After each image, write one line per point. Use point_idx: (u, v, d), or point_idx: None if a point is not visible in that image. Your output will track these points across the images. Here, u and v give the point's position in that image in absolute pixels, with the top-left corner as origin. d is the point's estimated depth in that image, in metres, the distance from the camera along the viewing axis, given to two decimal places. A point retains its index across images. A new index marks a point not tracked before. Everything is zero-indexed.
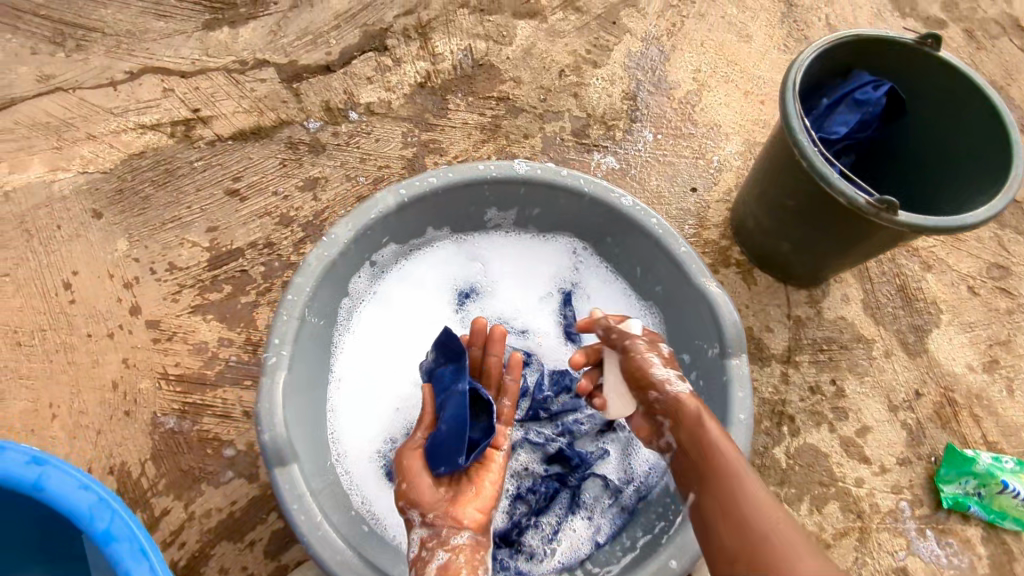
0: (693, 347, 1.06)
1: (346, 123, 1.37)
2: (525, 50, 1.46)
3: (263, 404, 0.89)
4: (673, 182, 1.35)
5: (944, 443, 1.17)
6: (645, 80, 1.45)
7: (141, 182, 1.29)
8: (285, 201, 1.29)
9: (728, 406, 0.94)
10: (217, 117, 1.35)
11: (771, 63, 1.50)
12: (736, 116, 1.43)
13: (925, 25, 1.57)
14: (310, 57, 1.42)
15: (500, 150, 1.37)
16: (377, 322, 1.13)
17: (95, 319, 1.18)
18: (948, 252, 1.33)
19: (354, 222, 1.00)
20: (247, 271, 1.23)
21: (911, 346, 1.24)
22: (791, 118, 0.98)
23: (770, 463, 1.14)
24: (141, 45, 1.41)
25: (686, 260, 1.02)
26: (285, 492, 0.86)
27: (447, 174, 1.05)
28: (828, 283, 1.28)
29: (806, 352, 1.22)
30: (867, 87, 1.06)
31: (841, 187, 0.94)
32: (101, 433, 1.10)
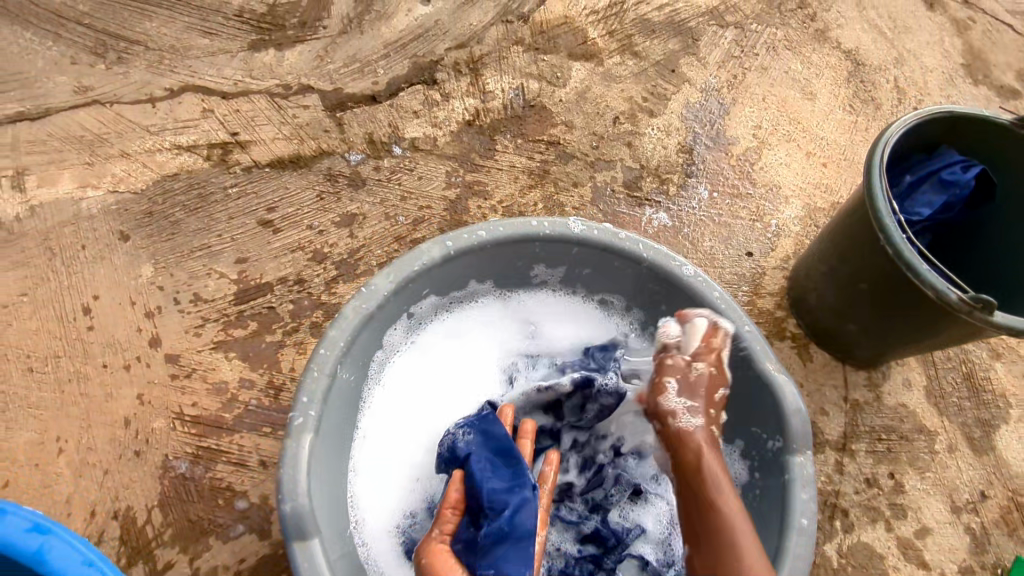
0: (749, 434, 0.97)
1: (388, 158, 1.31)
2: (580, 93, 1.40)
3: (286, 469, 0.83)
4: (727, 245, 1.28)
5: (1011, 553, 1.08)
6: (702, 133, 1.39)
7: (172, 206, 1.24)
8: (320, 235, 1.23)
9: (789, 509, 0.86)
10: (256, 143, 1.30)
11: (835, 124, 1.43)
12: (796, 178, 1.36)
13: (998, 94, 1.50)
14: (356, 85, 1.36)
15: (547, 197, 1.31)
16: (408, 375, 1.05)
17: (113, 348, 1.12)
18: (1018, 340, 1.24)
19: (395, 274, 0.94)
20: (275, 308, 1.17)
21: (977, 441, 1.15)
22: (877, 200, 0.92)
23: (820, 562, 1.05)
24: (184, 62, 1.37)
25: (750, 340, 0.94)
26: (303, 570, 0.79)
27: (498, 229, 0.98)
28: (888, 366, 1.20)
29: (863, 441, 1.14)
30: (956, 167, 0.99)
31: (931, 279, 0.87)
32: (108, 474, 1.03)
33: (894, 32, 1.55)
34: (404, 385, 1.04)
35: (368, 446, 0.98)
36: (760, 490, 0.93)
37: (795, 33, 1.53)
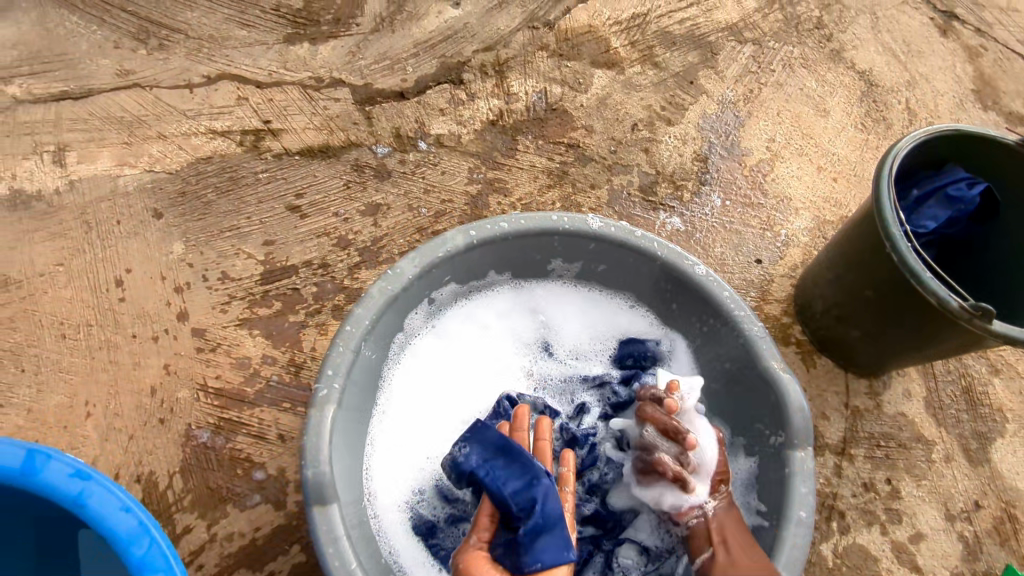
0: (751, 431, 1.01)
1: (414, 152, 1.36)
2: (600, 99, 1.45)
3: (310, 437, 0.86)
4: (737, 252, 1.32)
5: (1003, 562, 1.10)
6: (718, 143, 1.43)
7: (204, 187, 1.29)
8: (344, 223, 1.28)
9: (788, 501, 0.89)
10: (287, 132, 1.35)
11: (847, 141, 1.47)
12: (807, 191, 1.40)
13: (1007, 120, 1.55)
14: (386, 82, 1.41)
15: (565, 198, 1.35)
16: (426, 358, 1.10)
17: (143, 320, 1.16)
18: (1018, 357, 1.27)
19: (420, 258, 0.99)
20: (299, 290, 1.21)
21: (973, 453, 1.18)
22: (885, 208, 0.96)
23: (816, 560, 1.08)
24: (222, 51, 1.42)
25: (757, 338, 0.98)
26: (321, 533, 0.83)
27: (520, 221, 1.03)
28: (889, 376, 1.23)
29: (862, 446, 1.17)
30: (961, 184, 1.04)
31: (933, 286, 0.91)
32: (133, 439, 1.08)
33: (908, 55, 1.60)
34: (423, 367, 1.09)
35: (385, 422, 1.03)
36: (760, 482, 0.97)
37: (811, 51, 1.57)
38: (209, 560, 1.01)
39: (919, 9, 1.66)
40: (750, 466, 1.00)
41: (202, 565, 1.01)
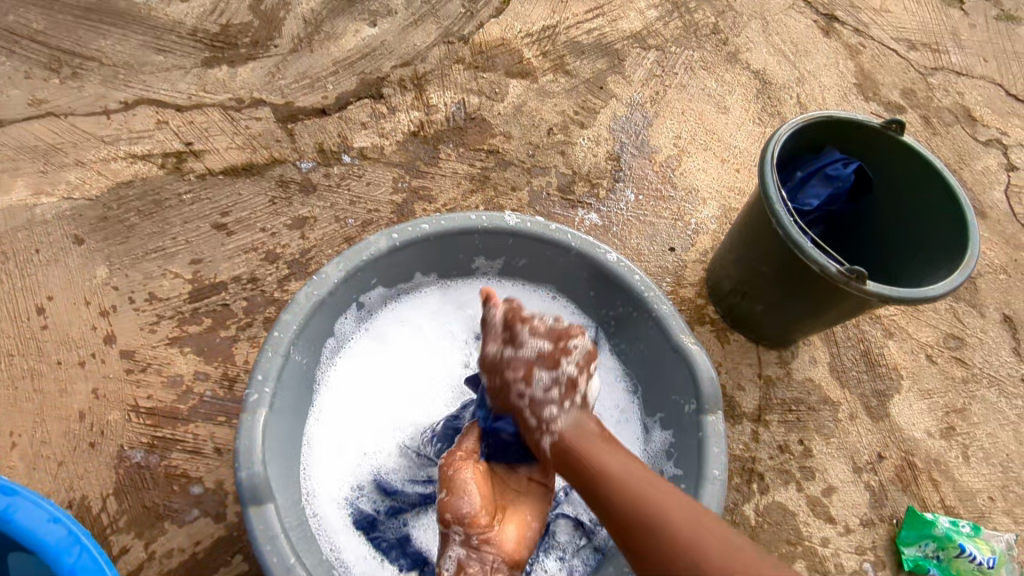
0: (669, 403, 1.08)
1: (338, 165, 1.40)
2: (516, 107, 1.53)
3: (243, 441, 0.88)
4: (652, 241, 1.41)
5: (905, 506, 1.21)
6: (629, 143, 1.53)
7: (127, 211, 1.29)
8: (272, 237, 1.30)
9: (703, 462, 0.96)
10: (209, 152, 1.37)
11: (747, 134, 1.59)
12: (714, 183, 1.51)
13: (886, 109, 1.70)
14: (307, 100, 1.45)
15: (488, 200, 1.42)
16: (361, 360, 1.13)
17: (68, 346, 1.15)
18: (908, 321, 1.40)
19: (345, 263, 1.02)
20: (228, 305, 1.22)
21: (874, 410, 1.29)
22: (769, 188, 1.06)
23: (740, 520, 1.16)
24: (138, 77, 1.43)
25: (667, 316, 1.06)
26: (259, 531, 0.85)
27: (439, 222, 1.08)
28: (796, 346, 1.34)
29: (776, 412, 1.26)
30: (837, 164, 1.16)
31: (814, 255, 1.02)
32: (63, 464, 1.06)
33: (796, 55, 1.74)
34: (357, 368, 1.12)
35: (322, 423, 1.06)
36: (678, 450, 1.04)
37: (709, 55, 1.70)
38: None
39: (804, 13, 1.81)
40: (669, 436, 1.07)
41: None
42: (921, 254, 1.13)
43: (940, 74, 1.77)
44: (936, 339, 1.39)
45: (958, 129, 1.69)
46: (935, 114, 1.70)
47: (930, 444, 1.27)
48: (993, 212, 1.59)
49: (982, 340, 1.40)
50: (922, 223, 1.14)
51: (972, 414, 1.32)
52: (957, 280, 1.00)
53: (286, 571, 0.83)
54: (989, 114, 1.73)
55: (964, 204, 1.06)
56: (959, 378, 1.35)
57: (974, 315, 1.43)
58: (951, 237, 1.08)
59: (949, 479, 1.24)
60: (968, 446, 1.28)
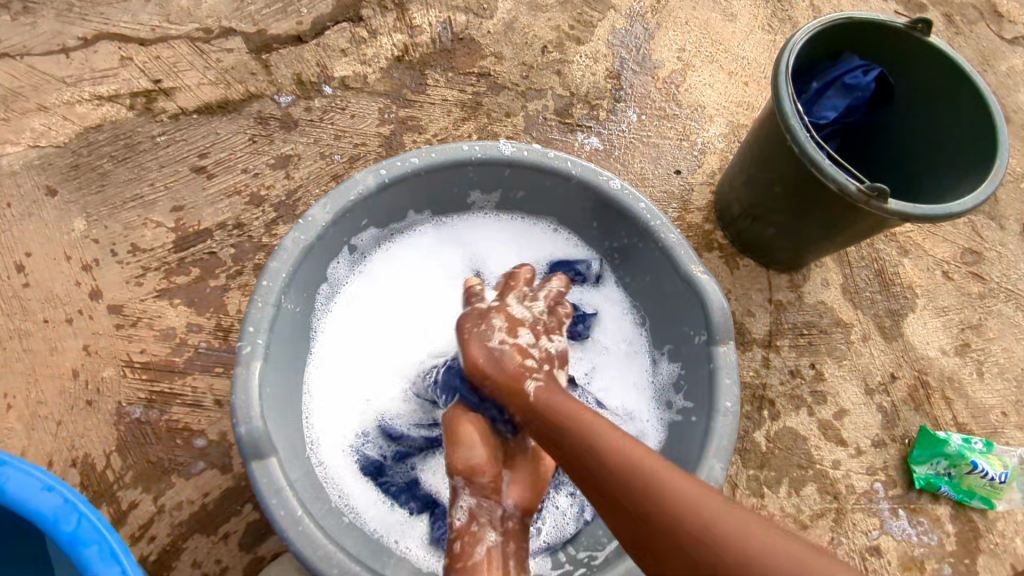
0: (678, 335, 1.04)
1: (319, 98, 1.31)
2: (507, 24, 1.41)
3: (239, 396, 0.85)
4: (657, 164, 1.34)
5: (917, 425, 1.19)
6: (629, 58, 1.42)
7: (98, 158, 1.21)
8: (255, 178, 1.23)
9: (715, 394, 0.93)
10: (180, 89, 1.28)
11: (756, 43, 1.48)
12: (720, 98, 1.41)
13: (906, 8, 1.57)
14: (280, 26, 1.34)
15: (482, 128, 1.33)
16: (357, 304, 1.09)
17: (53, 304, 1.11)
18: (924, 237, 1.34)
19: (332, 204, 0.96)
20: (216, 253, 1.17)
21: (888, 330, 1.26)
22: (783, 102, 0.98)
23: (750, 447, 1.15)
24: (95, 9, 1.32)
25: (675, 245, 1.00)
26: (263, 486, 0.83)
27: (430, 155, 1.01)
28: (808, 268, 1.29)
29: (787, 336, 1.23)
30: (857, 72, 1.07)
31: (832, 173, 0.95)
32: (62, 424, 1.05)
33: None
34: (354, 312, 1.08)
35: (322, 372, 1.03)
36: (687, 382, 1.01)
37: None
38: (161, 530, 1.01)
39: None
40: (678, 368, 1.04)
41: (155, 536, 1.00)
42: (945, 166, 1.07)
43: None
44: (953, 255, 1.33)
45: (983, 27, 1.57)
46: (959, 12, 1.58)
47: (944, 362, 1.25)
48: (1016, 116, 1.51)
49: (1001, 254, 1.35)
50: (946, 132, 1.07)
51: (988, 329, 1.28)
52: (986, 192, 0.93)
53: (294, 524, 0.81)
54: (1017, 9, 1.60)
55: (995, 109, 0.98)
56: (976, 294, 1.31)
57: (993, 227, 1.37)
58: (979, 147, 1.01)
59: (962, 397, 1.23)
60: (983, 362, 1.26)
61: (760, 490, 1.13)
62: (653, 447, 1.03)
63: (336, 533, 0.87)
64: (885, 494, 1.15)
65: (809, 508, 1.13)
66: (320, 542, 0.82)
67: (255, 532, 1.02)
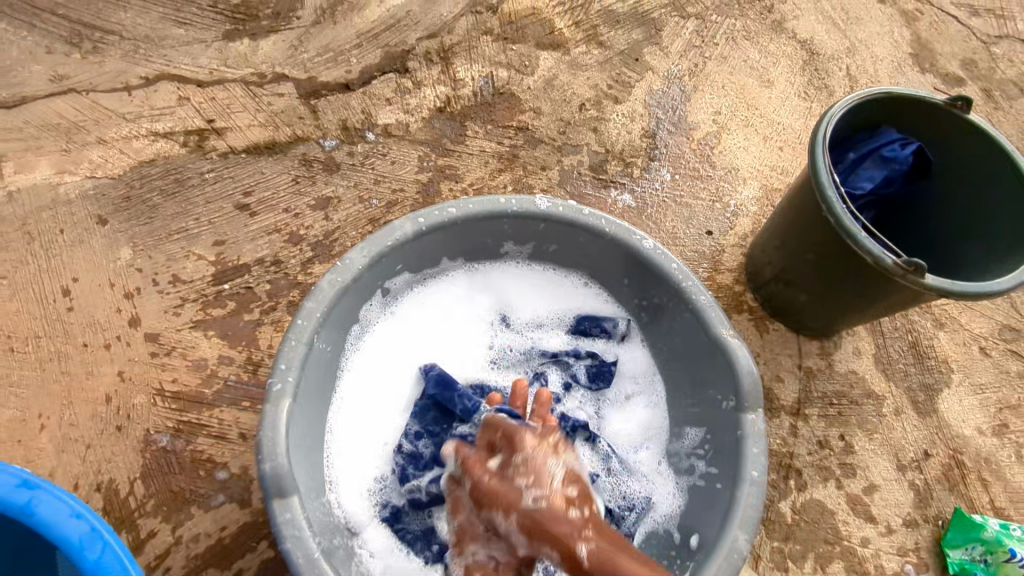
0: (705, 398, 1.03)
1: (362, 143, 1.35)
2: (547, 81, 1.46)
3: (266, 432, 0.86)
4: (688, 224, 1.35)
5: (952, 506, 1.15)
6: (665, 119, 1.45)
7: (149, 191, 1.27)
8: (295, 218, 1.27)
9: (740, 462, 0.92)
10: (231, 129, 1.33)
11: (791, 109, 1.50)
12: (755, 161, 1.43)
13: (944, 81, 1.59)
14: (330, 74, 1.40)
15: (517, 180, 1.36)
16: (385, 346, 1.10)
17: (94, 328, 1.14)
18: (961, 311, 1.32)
19: (369, 248, 0.99)
20: (252, 288, 1.20)
21: (921, 405, 1.23)
22: (820, 171, 0.98)
23: (775, 517, 1.11)
24: (159, 51, 1.40)
25: (705, 307, 1.00)
26: (282, 525, 0.83)
27: (467, 206, 1.03)
28: (839, 336, 1.27)
29: (816, 405, 1.21)
30: (894, 145, 1.08)
31: (868, 245, 0.94)
32: (90, 448, 1.06)
33: (847, 23, 1.63)
34: (382, 353, 1.09)
35: (345, 411, 1.03)
36: (712, 447, 0.99)
37: (752, 23, 1.60)
38: (176, 563, 1.01)
39: None
40: (702, 433, 1.03)
41: (170, 567, 1.00)
42: (979, 244, 1.06)
43: (1005, 43, 1.65)
44: (991, 331, 1.31)
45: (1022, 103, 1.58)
46: (998, 87, 1.59)
47: (980, 442, 1.21)
48: None
49: None
50: (984, 210, 1.06)
51: None
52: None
53: (310, 566, 0.81)
54: None
55: None
56: (1015, 372, 1.28)
57: None
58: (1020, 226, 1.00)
59: (999, 479, 1.18)
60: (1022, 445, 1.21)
61: (783, 564, 1.09)
62: (670, 511, 1.01)
63: None
64: None
65: None
66: None
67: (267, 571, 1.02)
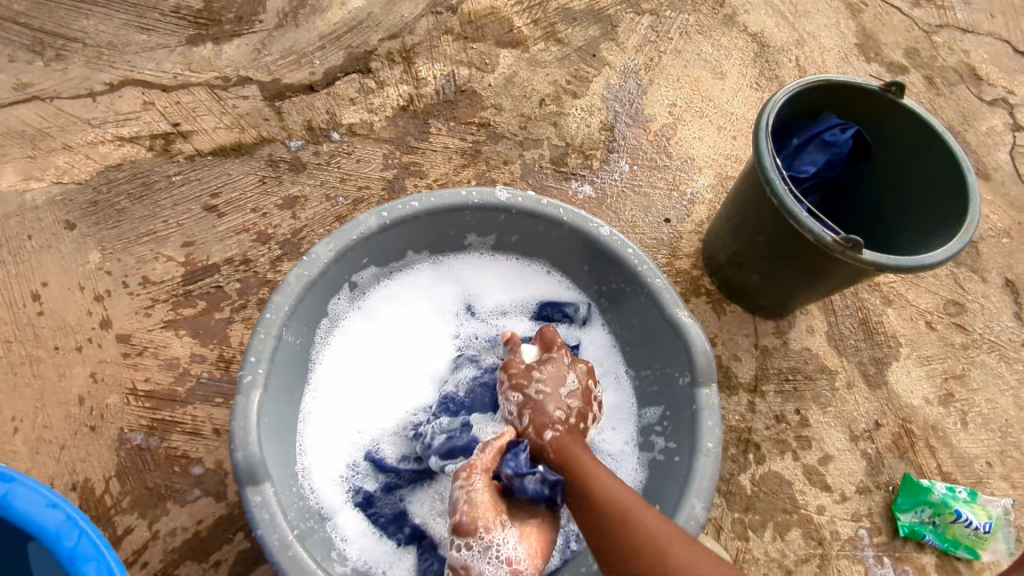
0: (663, 376, 1.07)
1: (327, 143, 1.38)
2: (507, 78, 1.50)
3: (238, 422, 0.89)
4: (647, 213, 1.39)
5: (902, 472, 1.21)
6: (622, 112, 1.50)
7: (117, 195, 1.28)
8: (263, 218, 1.29)
9: (697, 434, 0.96)
10: (197, 132, 1.35)
11: (743, 100, 1.56)
12: (709, 150, 1.49)
13: (888, 69, 1.66)
14: (294, 76, 1.44)
15: (480, 175, 1.40)
16: (356, 338, 1.13)
17: (65, 331, 1.16)
18: (907, 288, 1.39)
19: (335, 242, 1.02)
20: (222, 287, 1.23)
21: (872, 377, 1.29)
22: (763, 156, 1.03)
23: (736, 490, 1.16)
24: (123, 57, 1.41)
25: (660, 289, 1.05)
26: (256, 511, 0.85)
27: (429, 199, 1.07)
28: (793, 315, 1.33)
29: (772, 381, 1.26)
30: (835, 130, 1.14)
31: (809, 225, 0.99)
32: (64, 448, 1.08)
33: (795, 16, 1.70)
34: (352, 345, 1.12)
35: (318, 402, 1.06)
36: (671, 423, 1.04)
37: (705, 18, 1.66)
38: (154, 557, 1.02)
39: None
40: (661, 409, 1.07)
41: (147, 562, 1.02)
42: (919, 222, 1.12)
43: (945, 32, 1.73)
44: (936, 306, 1.38)
45: (962, 89, 1.66)
46: (939, 74, 1.67)
47: (928, 411, 1.27)
48: (996, 173, 1.56)
49: (983, 306, 1.39)
50: (921, 190, 1.12)
51: (971, 379, 1.31)
52: (958, 246, 0.98)
53: (285, 549, 0.84)
54: (995, 72, 1.70)
55: (966, 171, 1.04)
56: (959, 344, 1.34)
57: (974, 280, 1.42)
58: (953, 202, 1.06)
59: (946, 445, 1.24)
60: (966, 412, 1.28)
61: (744, 534, 1.13)
62: (631, 485, 1.05)
63: (322, 560, 0.89)
64: (870, 542, 1.16)
65: (794, 554, 1.13)
66: (308, 568, 0.84)
67: (245, 562, 1.04)
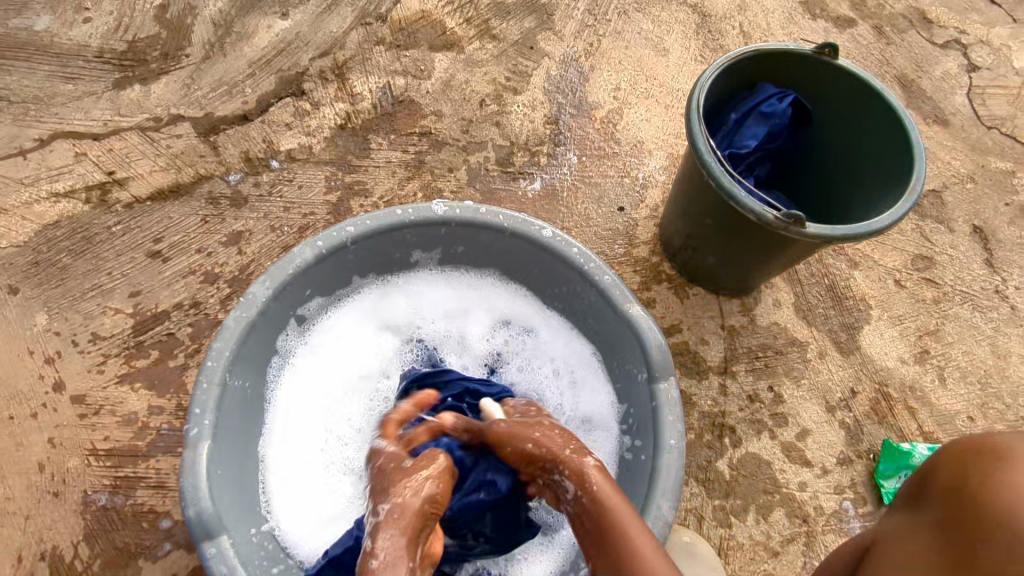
0: (624, 373, 1.05)
1: (267, 172, 1.35)
2: (445, 82, 1.47)
3: (187, 479, 0.87)
4: (600, 204, 1.36)
5: (882, 438, 1.19)
6: (566, 103, 1.47)
7: (58, 253, 1.26)
8: (209, 257, 1.27)
9: (659, 432, 0.93)
10: (133, 178, 1.33)
11: (689, 74, 1.53)
12: (658, 131, 1.45)
13: (836, 24, 1.62)
14: (226, 108, 1.40)
15: (425, 186, 1.37)
16: (310, 373, 1.11)
17: (17, 399, 1.14)
18: (872, 248, 1.37)
19: (272, 279, 0.99)
20: (174, 334, 1.20)
21: (845, 344, 1.26)
22: (696, 139, 1.00)
23: (714, 477, 1.14)
24: (51, 110, 1.39)
25: (609, 286, 1.02)
26: (214, 567, 0.83)
27: (364, 223, 1.04)
28: (759, 290, 1.31)
29: (742, 360, 1.24)
30: (772, 100, 1.11)
31: (749, 204, 0.96)
32: (29, 519, 1.06)
33: None
34: (307, 380, 1.10)
35: (277, 440, 1.04)
36: (635, 421, 1.01)
37: None
38: None
39: None
40: (626, 407, 1.04)
41: None
42: (872, 181, 1.09)
43: None
44: (904, 263, 1.35)
45: (913, 35, 1.62)
46: (888, 23, 1.63)
47: (904, 371, 1.24)
48: (955, 118, 1.52)
49: (953, 257, 1.36)
50: (869, 146, 1.10)
51: (946, 334, 1.28)
52: (907, 206, 0.94)
53: None
54: (945, 14, 1.66)
55: (908, 124, 1.00)
56: (931, 299, 1.32)
57: (943, 231, 1.39)
58: (900, 158, 1.03)
59: (926, 405, 1.22)
60: (944, 368, 1.25)
61: (727, 521, 1.11)
62: None
63: None
64: (855, 513, 1.13)
65: (779, 534, 1.11)
66: None
67: None
